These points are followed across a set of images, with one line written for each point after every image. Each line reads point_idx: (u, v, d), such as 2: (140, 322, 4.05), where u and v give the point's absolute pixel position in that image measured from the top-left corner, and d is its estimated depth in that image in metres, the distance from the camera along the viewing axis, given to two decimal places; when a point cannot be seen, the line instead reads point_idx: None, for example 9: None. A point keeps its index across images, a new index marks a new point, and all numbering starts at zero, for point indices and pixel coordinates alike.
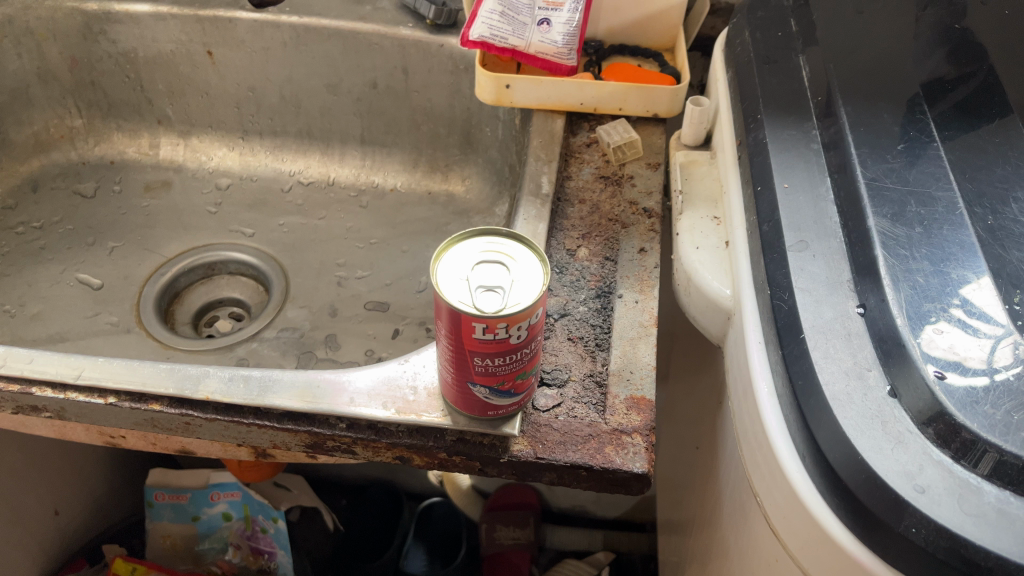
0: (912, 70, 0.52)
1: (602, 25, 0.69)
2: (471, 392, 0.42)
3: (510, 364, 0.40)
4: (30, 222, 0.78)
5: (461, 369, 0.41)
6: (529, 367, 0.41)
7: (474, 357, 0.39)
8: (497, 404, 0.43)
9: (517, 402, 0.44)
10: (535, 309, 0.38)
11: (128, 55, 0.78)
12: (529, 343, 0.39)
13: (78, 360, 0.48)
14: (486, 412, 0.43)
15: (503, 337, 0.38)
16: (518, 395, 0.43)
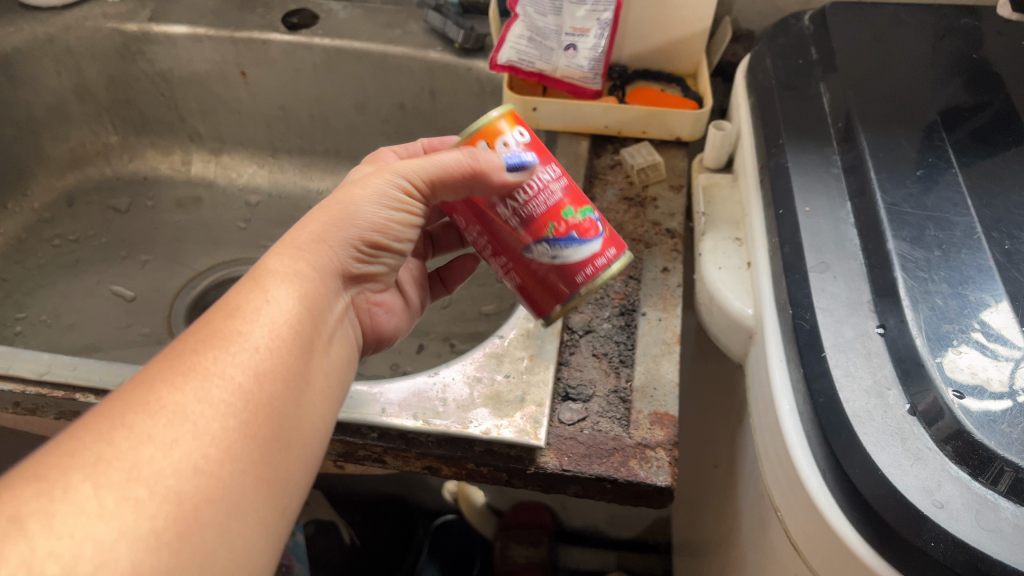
0: (930, 98, 0.54)
1: (626, 50, 0.71)
2: (557, 283, 0.43)
3: (529, 195, 0.41)
4: (67, 234, 0.81)
5: (518, 259, 0.43)
6: (571, 200, 0.42)
7: (495, 209, 0.42)
8: (574, 263, 0.42)
9: (592, 257, 0.43)
10: (500, 116, 0.42)
11: (164, 75, 0.80)
12: (534, 178, 0.41)
13: (120, 367, 0.50)
14: (574, 282, 0.43)
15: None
16: (586, 243, 0.42)
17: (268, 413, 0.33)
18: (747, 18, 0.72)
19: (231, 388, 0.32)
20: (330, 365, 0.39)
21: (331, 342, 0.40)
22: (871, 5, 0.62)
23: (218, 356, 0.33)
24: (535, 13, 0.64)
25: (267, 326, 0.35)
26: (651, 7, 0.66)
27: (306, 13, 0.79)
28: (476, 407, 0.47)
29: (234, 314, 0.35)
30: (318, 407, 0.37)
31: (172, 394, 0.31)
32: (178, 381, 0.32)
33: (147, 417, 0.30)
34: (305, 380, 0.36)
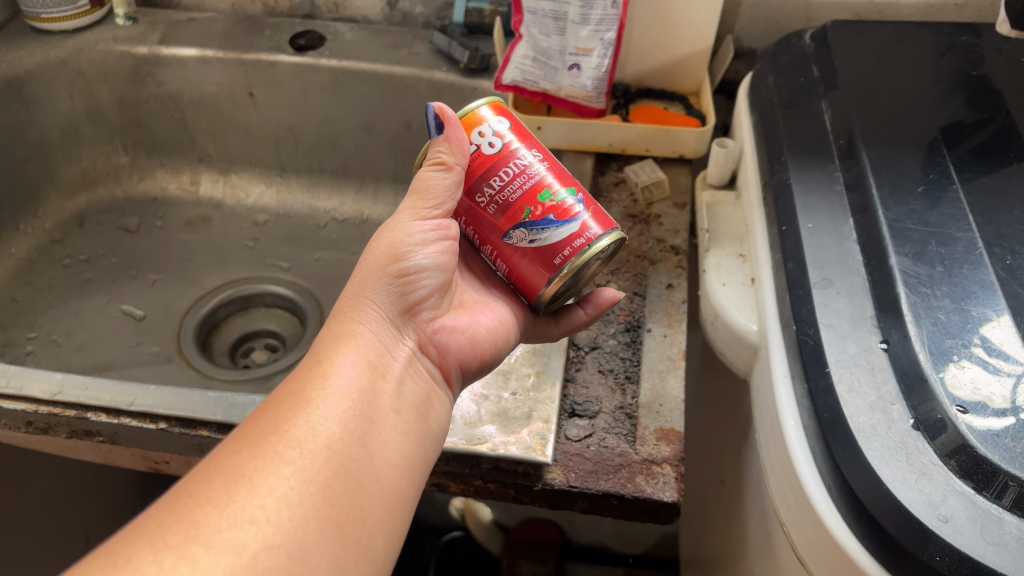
0: (932, 115, 0.54)
1: (629, 69, 0.71)
2: (537, 263, 0.44)
3: (507, 175, 0.44)
4: (77, 254, 0.81)
5: (495, 239, 0.45)
6: (548, 183, 0.44)
7: (478, 197, 0.45)
8: (551, 245, 0.44)
9: (572, 236, 0.44)
10: (483, 111, 0.45)
11: (174, 96, 0.82)
12: (512, 163, 0.44)
13: (131, 387, 0.51)
14: (552, 263, 0.44)
15: (473, 149, 0.44)
16: (565, 223, 0.43)
17: (330, 459, 0.35)
18: (750, 37, 0.73)
19: (296, 445, 0.34)
20: (403, 402, 0.40)
21: (404, 384, 0.41)
22: (871, 24, 0.62)
23: (278, 419, 0.35)
24: (539, 34, 0.65)
25: (323, 389, 0.37)
26: (653, 27, 0.67)
27: (313, 35, 0.80)
28: (484, 424, 0.48)
29: (296, 380, 0.38)
30: (395, 443, 0.38)
31: (232, 459, 0.34)
32: (240, 447, 0.34)
33: (207, 482, 0.33)
34: (372, 420, 0.37)
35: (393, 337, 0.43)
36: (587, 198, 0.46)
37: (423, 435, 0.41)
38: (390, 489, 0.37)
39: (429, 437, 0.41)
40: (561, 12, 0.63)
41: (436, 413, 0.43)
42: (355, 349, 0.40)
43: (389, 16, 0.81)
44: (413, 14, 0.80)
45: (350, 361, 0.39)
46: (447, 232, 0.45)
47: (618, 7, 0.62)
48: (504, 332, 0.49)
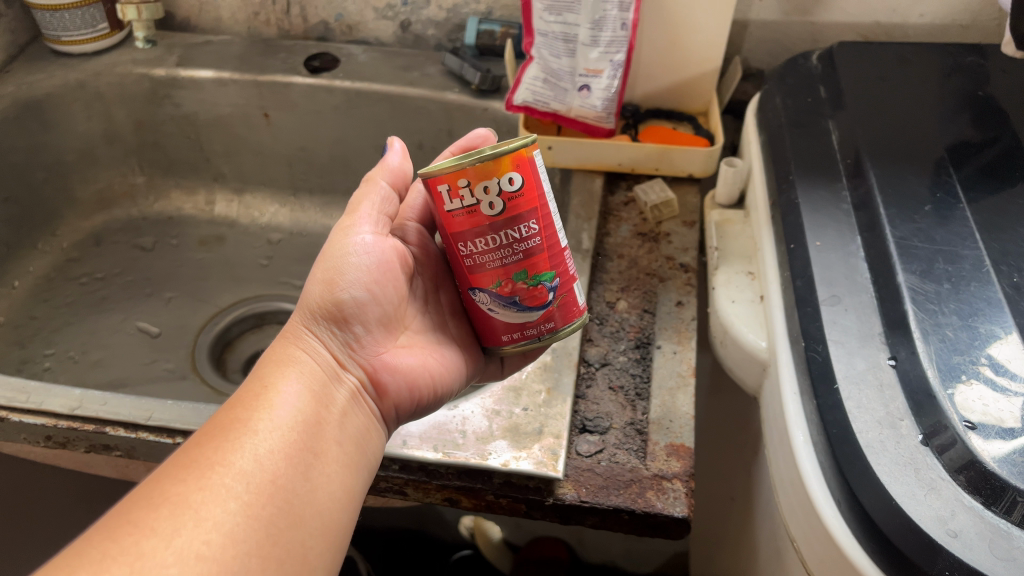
0: (939, 134, 0.55)
1: (638, 90, 0.72)
2: (493, 325, 0.44)
3: (498, 247, 0.42)
4: (93, 273, 0.83)
5: (465, 282, 0.44)
6: (531, 266, 0.42)
7: (459, 245, 0.42)
8: (507, 320, 0.44)
9: (533, 321, 0.44)
10: (498, 164, 0.40)
11: (190, 117, 0.83)
12: (514, 233, 0.41)
13: (149, 403, 0.51)
14: (504, 334, 0.45)
15: (473, 203, 0.40)
16: (530, 308, 0.43)
17: (273, 493, 0.35)
18: (757, 58, 0.74)
19: (240, 477, 0.35)
20: (343, 434, 0.41)
21: (346, 416, 0.42)
22: (877, 45, 0.63)
23: (223, 447, 0.36)
24: (550, 55, 0.66)
25: (267, 419, 0.37)
26: (662, 48, 0.68)
27: (327, 57, 0.81)
28: (496, 439, 0.48)
29: (239, 406, 0.38)
30: (336, 476, 0.39)
31: (176, 487, 0.34)
32: (184, 475, 0.34)
33: (152, 510, 0.33)
34: (314, 454, 0.38)
35: (333, 367, 0.43)
36: (566, 276, 0.44)
37: (362, 468, 0.41)
38: (331, 523, 0.37)
39: (367, 469, 0.42)
40: (571, 34, 0.64)
41: (374, 445, 0.43)
42: (296, 379, 0.41)
43: (402, 39, 0.82)
44: (426, 36, 0.82)
45: (293, 391, 0.40)
46: (381, 263, 0.46)
47: (627, 28, 0.63)
48: (450, 372, 0.49)
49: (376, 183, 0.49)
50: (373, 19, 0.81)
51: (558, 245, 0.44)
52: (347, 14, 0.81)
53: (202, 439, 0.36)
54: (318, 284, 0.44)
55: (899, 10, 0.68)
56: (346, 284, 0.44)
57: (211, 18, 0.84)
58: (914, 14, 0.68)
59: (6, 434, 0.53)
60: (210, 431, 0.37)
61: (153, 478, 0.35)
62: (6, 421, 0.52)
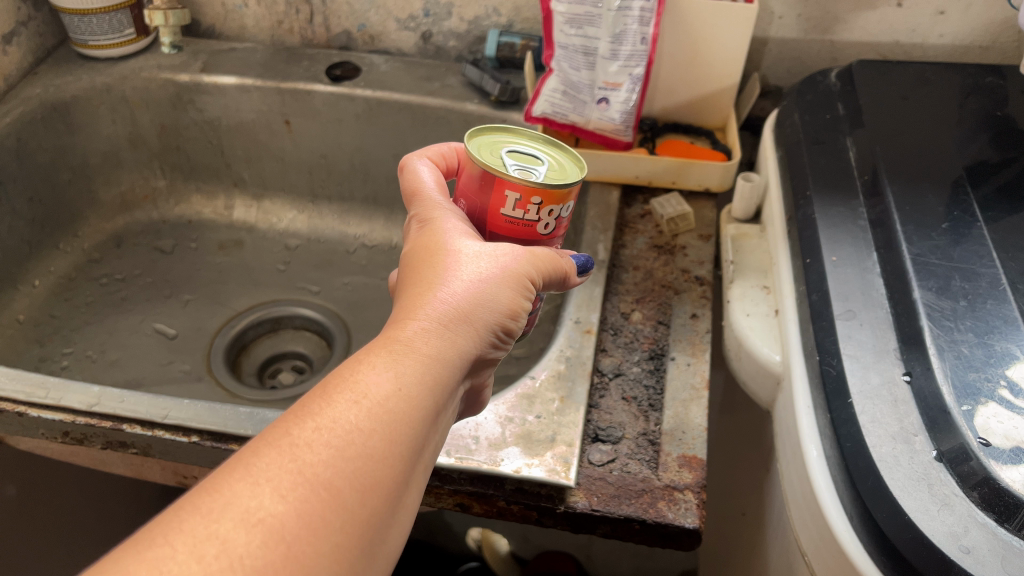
0: (957, 153, 0.55)
1: (657, 105, 0.73)
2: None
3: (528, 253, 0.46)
4: (113, 274, 0.83)
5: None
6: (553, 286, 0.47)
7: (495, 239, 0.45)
8: None
9: (532, 326, 0.50)
10: (569, 197, 0.43)
11: (213, 123, 0.84)
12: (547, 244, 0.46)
13: (166, 401, 0.52)
14: None
15: (534, 218, 0.43)
16: (526, 313, 0.49)
17: (363, 534, 0.32)
18: (775, 75, 0.74)
19: (340, 509, 0.31)
20: (431, 457, 0.37)
21: (439, 432, 0.38)
22: (896, 64, 0.64)
23: (332, 464, 0.32)
24: (569, 68, 0.66)
25: (372, 437, 0.33)
26: (682, 63, 0.69)
27: (348, 66, 0.82)
28: (508, 445, 0.49)
29: (355, 407, 0.34)
30: (412, 510, 0.36)
31: (273, 505, 0.30)
32: (285, 491, 0.30)
33: (243, 533, 0.29)
34: (405, 484, 0.34)
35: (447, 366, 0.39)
36: None
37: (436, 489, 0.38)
38: (390, 564, 0.34)
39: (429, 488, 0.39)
40: (591, 48, 0.64)
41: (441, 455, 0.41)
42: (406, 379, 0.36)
43: (423, 50, 0.84)
44: (447, 47, 0.83)
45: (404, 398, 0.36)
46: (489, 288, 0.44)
47: (647, 43, 0.63)
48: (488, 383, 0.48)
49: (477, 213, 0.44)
50: (394, 30, 0.82)
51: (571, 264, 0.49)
52: (369, 24, 0.82)
53: (310, 442, 0.32)
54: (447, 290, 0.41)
55: (919, 30, 0.68)
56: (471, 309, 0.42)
57: (236, 26, 0.85)
58: (933, 35, 0.68)
59: (25, 429, 0.53)
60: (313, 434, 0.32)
61: (253, 476, 0.31)
62: (25, 416, 0.52)
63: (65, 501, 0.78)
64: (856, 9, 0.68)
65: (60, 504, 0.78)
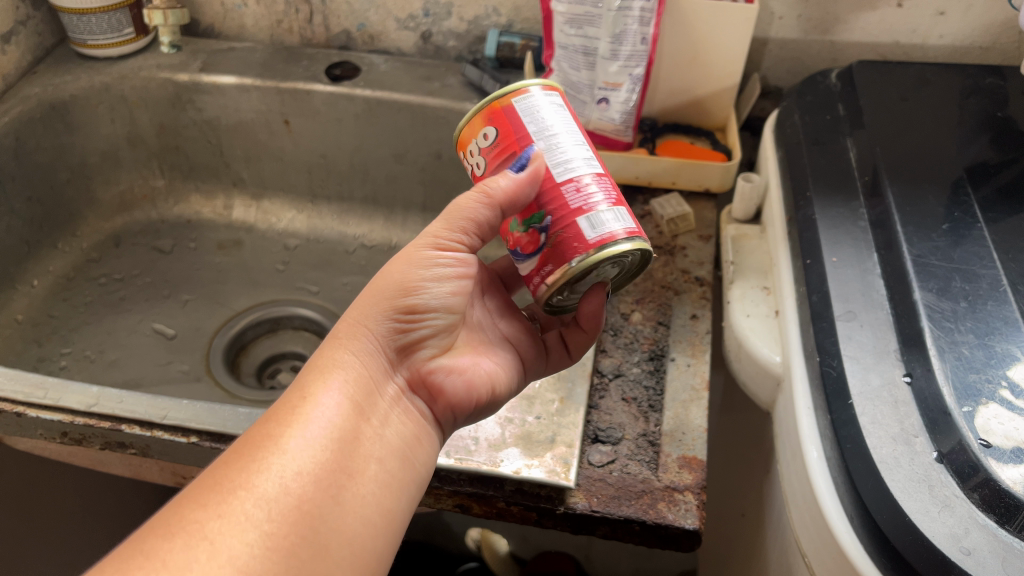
0: (958, 154, 0.55)
1: (657, 105, 0.73)
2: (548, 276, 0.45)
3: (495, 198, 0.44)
4: (112, 274, 0.83)
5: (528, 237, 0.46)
6: (522, 213, 0.43)
7: None
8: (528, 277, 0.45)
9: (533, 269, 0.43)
10: (476, 122, 0.44)
11: (212, 122, 0.84)
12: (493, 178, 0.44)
13: (164, 402, 0.52)
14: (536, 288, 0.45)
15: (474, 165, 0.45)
16: (527, 257, 0.43)
17: (297, 521, 0.35)
18: (775, 76, 0.74)
19: (263, 503, 0.35)
20: (387, 448, 0.40)
21: (389, 427, 0.41)
22: (896, 65, 0.63)
23: (249, 470, 0.36)
24: (569, 68, 0.66)
25: (299, 436, 0.37)
26: (682, 64, 0.69)
27: (348, 66, 0.82)
28: (508, 446, 0.49)
29: (274, 420, 0.38)
30: (371, 498, 0.38)
31: (196, 514, 0.34)
32: (206, 500, 0.35)
33: (167, 540, 0.33)
34: (347, 473, 0.37)
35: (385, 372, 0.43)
36: (566, 214, 0.41)
37: (409, 480, 0.41)
38: (361, 547, 0.37)
39: (413, 484, 0.41)
40: (591, 48, 0.64)
41: (426, 455, 0.43)
42: (338, 385, 0.40)
43: (423, 50, 0.83)
44: (446, 47, 0.82)
45: (335, 400, 0.39)
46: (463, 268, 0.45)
47: (647, 43, 0.63)
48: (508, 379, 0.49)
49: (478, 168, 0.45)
50: (394, 30, 0.82)
51: (557, 185, 0.42)
52: (369, 24, 0.82)
53: (231, 458, 0.37)
54: (390, 286, 0.43)
55: (919, 31, 0.68)
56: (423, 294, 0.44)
57: (235, 25, 0.85)
58: (933, 35, 0.68)
59: (24, 430, 0.53)
60: (242, 449, 0.37)
61: (187, 496, 0.35)
62: (23, 416, 0.52)
63: (63, 501, 0.78)
64: (856, 9, 0.68)
65: (58, 504, 0.77)
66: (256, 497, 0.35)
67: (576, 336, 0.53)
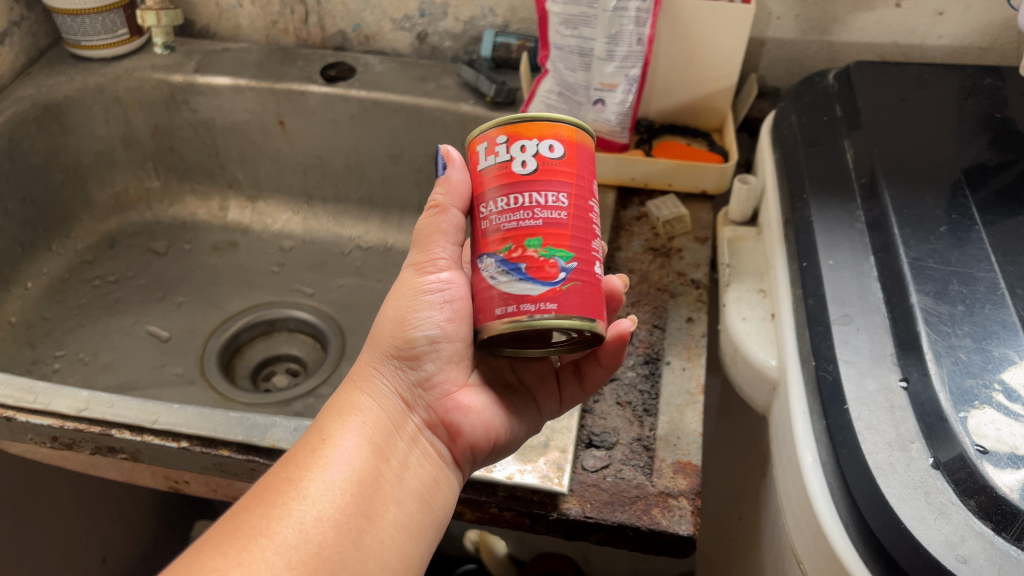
0: (956, 155, 0.54)
1: (653, 106, 0.72)
2: (559, 294, 0.37)
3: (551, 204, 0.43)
4: (107, 275, 0.83)
5: (577, 254, 0.38)
6: None
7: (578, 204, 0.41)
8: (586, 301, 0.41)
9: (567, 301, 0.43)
10: None
11: (207, 123, 0.84)
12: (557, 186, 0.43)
13: (155, 406, 0.52)
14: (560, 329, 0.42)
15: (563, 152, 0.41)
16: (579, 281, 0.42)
17: (319, 567, 0.34)
18: (773, 76, 0.74)
19: (283, 550, 0.34)
20: (405, 491, 0.40)
21: (408, 470, 0.40)
22: (895, 65, 0.63)
23: (269, 515, 0.35)
24: (565, 69, 0.66)
25: (317, 480, 0.37)
26: (678, 64, 0.68)
27: (343, 66, 0.82)
28: None
29: (293, 464, 0.38)
30: (390, 542, 0.37)
31: (216, 560, 0.33)
32: (227, 547, 0.34)
33: None
34: (366, 518, 0.37)
35: (402, 413, 0.42)
36: None
37: (426, 523, 0.40)
38: None
39: (430, 527, 0.41)
40: (587, 48, 0.64)
41: (443, 496, 0.42)
42: (355, 430, 0.40)
43: (419, 50, 0.83)
44: (442, 48, 0.82)
45: (352, 443, 0.39)
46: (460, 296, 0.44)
47: (644, 43, 0.62)
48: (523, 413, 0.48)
49: (439, 203, 0.44)
50: (390, 30, 0.82)
51: None
52: (364, 25, 0.82)
53: (250, 503, 0.36)
54: (389, 322, 0.43)
55: (917, 31, 0.67)
56: (425, 326, 0.43)
57: (230, 26, 0.85)
58: (932, 36, 0.67)
59: (14, 434, 0.53)
60: (261, 493, 0.36)
61: (203, 545, 0.34)
62: (13, 421, 0.52)
63: (58, 503, 0.78)
64: (854, 9, 0.67)
65: (53, 508, 0.77)
66: (276, 544, 0.34)
67: (595, 371, 0.50)
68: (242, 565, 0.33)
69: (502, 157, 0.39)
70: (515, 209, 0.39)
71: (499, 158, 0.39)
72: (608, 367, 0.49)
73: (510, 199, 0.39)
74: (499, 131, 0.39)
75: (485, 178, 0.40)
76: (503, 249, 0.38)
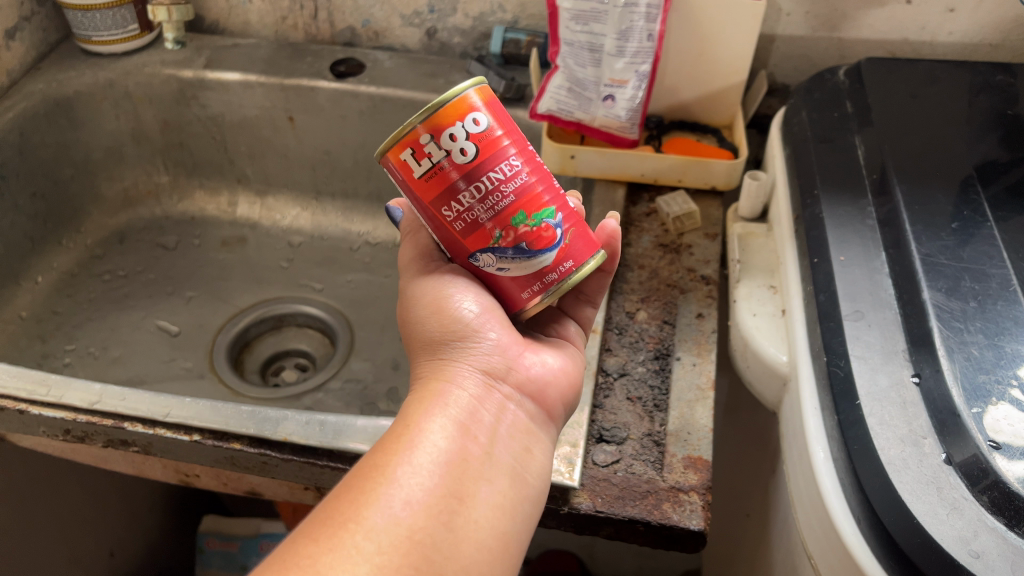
0: (967, 152, 0.54)
1: (662, 102, 0.72)
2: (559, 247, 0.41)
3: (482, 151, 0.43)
4: (116, 270, 0.83)
5: (555, 205, 0.41)
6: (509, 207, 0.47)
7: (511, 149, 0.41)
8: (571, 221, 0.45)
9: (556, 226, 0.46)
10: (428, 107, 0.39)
11: (216, 119, 0.84)
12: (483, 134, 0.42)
13: (167, 399, 0.52)
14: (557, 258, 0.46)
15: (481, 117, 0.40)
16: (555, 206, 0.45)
17: (412, 550, 0.33)
18: (783, 73, 0.74)
19: (374, 535, 0.33)
20: (497, 469, 0.38)
21: (497, 446, 0.39)
22: (906, 62, 0.63)
23: (360, 503, 0.34)
24: (575, 65, 0.66)
25: (407, 463, 0.36)
26: (688, 60, 0.68)
27: (353, 62, 0.82)
28: None
29: (380, 451, 0.37)
30: (485, 521, 0.36)
31: (311, 549, 0.32)
32: (318, 534, 0.33)
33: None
34: (457, 499, 0.36)
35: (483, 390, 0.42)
36: None
37: (523, 498, 0.39)
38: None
39: (527, 499, 0.39)
40: (597, 44, 0.64)
41: (536, 466, 0.41)
42: (438, 413, 0.39)
43: (427, 46, 0.83)
44: (451, 43, 0.82)
45: (437, 425, 0.38)
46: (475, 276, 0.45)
47: (654, 39, 0.63)
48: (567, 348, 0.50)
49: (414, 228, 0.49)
50: (399, 26, 0.82)
51: None
52: (374, 20, 0.82)
53: (342, 492, 0.35)
54: (432, 318, 0.44)
55: (928, 28, 0.67)
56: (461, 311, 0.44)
57: (239, 21, 0.85)
58: (943, 32, 0.67)
59: (26, 427, 0.53)
60: (351, 481, 0.35)
61: (295, 534, 0.34)
62: (25, 414, 0.52)
63: (68, 498, 0.78)
64: (864, 6, 0.67)
65: (62, 501, 0.77)
66: (365, 529, 0.33)
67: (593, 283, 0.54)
68: (331, 550, 0.32)
69: (438, 157, 0.38)
70: (479, 199, 0.39)
71: (434, 168, 0.39)
72: (607, 272, 0.54)
73: (470, 191, 0.39)
74: (418, 134, 0.38)
75: (429, 187, 0.39)
76: (493, 241, 0.40)
